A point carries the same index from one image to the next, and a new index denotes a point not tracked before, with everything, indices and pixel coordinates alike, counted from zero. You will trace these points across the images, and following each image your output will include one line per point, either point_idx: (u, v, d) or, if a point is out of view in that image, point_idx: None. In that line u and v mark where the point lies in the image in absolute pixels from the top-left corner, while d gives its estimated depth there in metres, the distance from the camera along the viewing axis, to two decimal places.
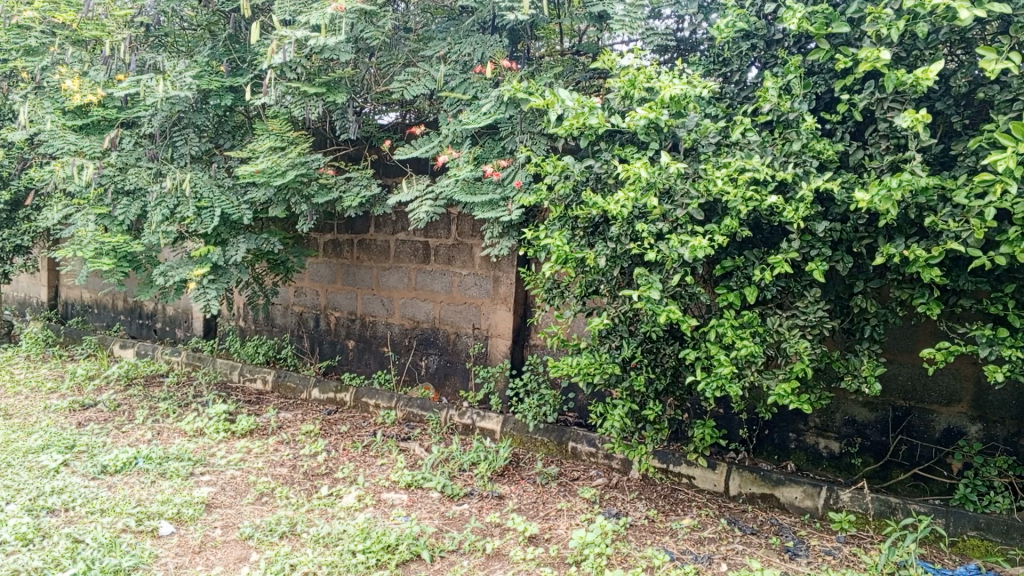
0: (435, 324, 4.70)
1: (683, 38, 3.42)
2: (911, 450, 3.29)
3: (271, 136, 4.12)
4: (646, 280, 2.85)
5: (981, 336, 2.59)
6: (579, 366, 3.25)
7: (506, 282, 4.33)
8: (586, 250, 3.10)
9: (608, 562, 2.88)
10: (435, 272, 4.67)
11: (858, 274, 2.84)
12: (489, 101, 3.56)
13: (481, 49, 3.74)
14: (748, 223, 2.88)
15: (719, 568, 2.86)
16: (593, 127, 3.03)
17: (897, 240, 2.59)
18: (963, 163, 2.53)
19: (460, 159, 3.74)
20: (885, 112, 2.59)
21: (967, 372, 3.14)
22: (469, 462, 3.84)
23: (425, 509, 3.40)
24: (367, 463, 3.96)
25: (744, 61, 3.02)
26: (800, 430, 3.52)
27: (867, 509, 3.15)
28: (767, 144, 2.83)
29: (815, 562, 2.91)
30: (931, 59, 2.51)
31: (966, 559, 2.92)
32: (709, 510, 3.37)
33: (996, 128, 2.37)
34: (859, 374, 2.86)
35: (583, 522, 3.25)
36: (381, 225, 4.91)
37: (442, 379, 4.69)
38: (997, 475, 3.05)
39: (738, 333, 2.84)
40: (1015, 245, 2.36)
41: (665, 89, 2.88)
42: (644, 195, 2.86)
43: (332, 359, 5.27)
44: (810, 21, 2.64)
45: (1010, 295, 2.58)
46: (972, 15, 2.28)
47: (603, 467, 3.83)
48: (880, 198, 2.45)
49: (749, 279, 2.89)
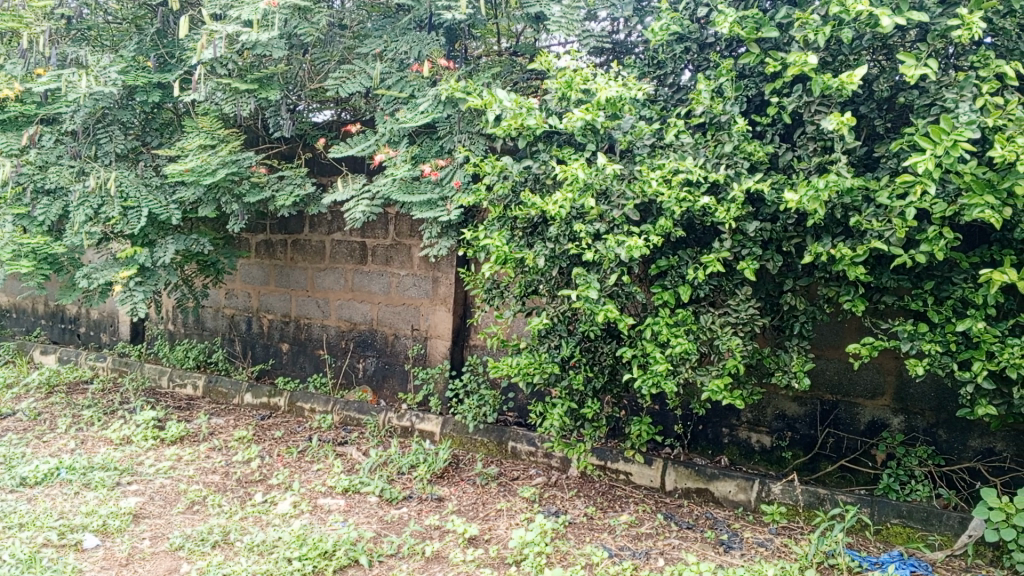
0: (373, 326, 4.63)
1: (619, 41, 3.45)
2: (838, 443, 3.40)
3: (201, 134, 4.00)
4: (584, 280, 2.87)
5: (903, 332, 2.70)
6: (518, 365, 3.25)
7: (446, 283, 4.30)
8: (525, 250, 3.10)
9: (547, 561, 2.88)
10: (372, 273, 4.61)
11: (787, 273, 2.92)
12: (426, 100, 3.55)
13: (417, 46, 3.71)
14: (682, 223, 2.93)
15: (656, 562, 2.90)
16: (530, 127, 3.03)
17: (825, 240, 2.67)
18: (886, 165, 2.63)
19: (397, 158, 3.70)
20: (812, 115, 2.67)
21: (889, 366, 3.27)
22: (408, 465, 3.80)
23: (363, 513, 3.34)
24: (303, 469, 3.88)
25: (678, 64, 3.07)
26: (733, 425, 3.61)
27: (797, 501, 3.24)
28: (700, 145, 2.89)
29: (748, 554, 2.97)
30: (855, 64, 2.60)
31: (890, 546, 3.02)
32: (646, 506, 3.41)
33: (916, 131, 2.47)
34: (789, 370, 2.94)
35: (523, 522, 3.25)
36: (315, 225, 4.82)
37: (381, 381, 4.63)
38: (918, 464, 3.20)
39: (672, 331, 2.89)
40: (933, 244, 2.46)
41: (601, 91, 2.89)
42: (582, 196, 2.87)
43: (266, 362, 5.15)
44: (741, 25, 2.69)
45: (929, 291, 2.69)
46: (892, 22, 2.36)
47: (542, 465, 3.84)
48: (808, 198, 2.52)
49: (683, 278, 2.93)
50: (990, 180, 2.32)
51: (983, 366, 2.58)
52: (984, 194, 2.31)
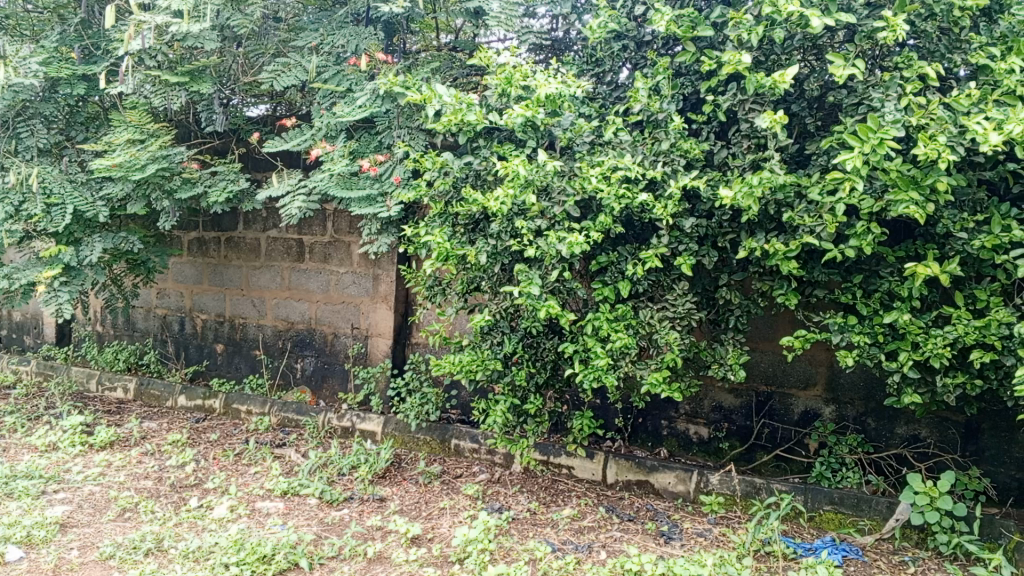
0: (312, 325, 4.55)
1: (558, 38, 3.40)
2: (773, 433, 3.49)
3: (129, 129, 3.87)
4: (526, 276, 2.87)
5: (834, 324, 2.78)
6: (461, 363, 3.21)
7: (386, 280, 4.25)
8: (467, 247, 3.09)
9: (491, 558, 2.87)
10: (310, 271, 4.53)
11: (722, 267, 2.97)
12: (364, 94, 3.49)
13: (354, 40, 3.65)
14: (621, 219, 2.96)
15: (599, 556, 2.92)
16: (471, 123, 3.00)
17: (759, 235, 2.73)
18: (817, 162, 2.70)
19: (335, 153, 3.64)
20: (746, 112, 2.72)
21: (821, 358, 3.37)
22: (349, 465, 3.74)
23: (303, 516, 3.28)
24: (239, 472, 3.79)
25: (616, 61, 3.09)
26: (672, 418, 3.67)
27: (735, 491, 3.31)
28: (638, 143, 2.92)
29: (688, 544, 3.02)
30: (786, 64, 2.66)
31: (823, 532, 3.11)
32: (588, 499, 3.44)
33: (845, 129, 2.54)
34: (724, 362, 3.00)
35: (466, 519, 3.24)
36: (250, 222, 4.71)
37: (320, 381, 4.55)
38: (848, 451, 3.30)
39: (613, 326, 2.92)
40: (861, 239, 2.54)
41: (540, 88, 2.90)
42: (523, 192, 2.86)
43: (200, 364, 5.01)
44: (677, 24, 2.73)
45: (858, 285, 2.78)
46: (822, 23, 2.43)
47: (486, 462, 3.84)
48: (742, 195, 2.58)
49: (623, 273, 2.96)
50: (914, 177, 2.40)
51: (908, 356, 2.68)
52: (908, 191, 2.40)
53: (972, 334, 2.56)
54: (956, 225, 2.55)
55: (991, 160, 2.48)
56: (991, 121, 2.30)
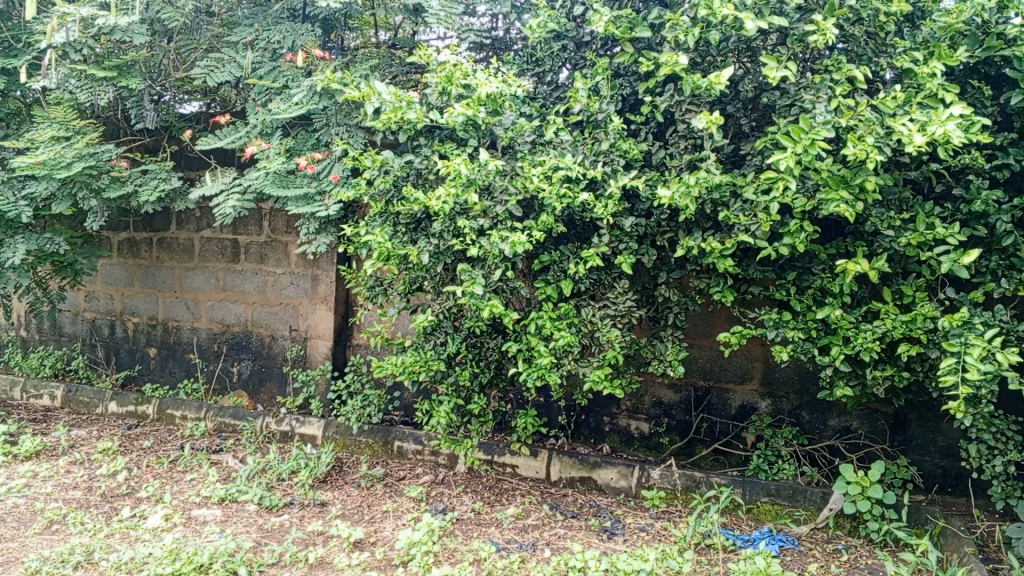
0: (248, 327, 4.44)
1: (498, 38, 3.40)
2: (711, 427, 3.57)
3: (54, 125, 3.71)
4: (469, 276, 2.85)
5: (769, 320, 2.85)
6: (404, 364, 3.17)
7: (325, 281, 4.18)
8: (408, 247, 3.06)
9: (435, 560, 2.85)
10: (246, 272, 4.42)
11: (661, 266, 3.02)
12: (300, 91, 3.42)
13: (291, 36, 3.57)
14: (563, 219, 2.97)
15: (542, 554, 2.92)
16: (411, 121, 2.96)
17: (696, 234, 2.77)
18: (751, 162, 2.75)
19: (270, 151, 3.56)
20: (683, 113, 2.76)
21: (756, 353, 3.46)
22: (288, 471, 3.66)
23: (241, 523, 3.20)
24: (174, 479, 3.67)
25: (556, 62, 3.10)
26: (613, 414, 3.71)
27: (675, 485, 3.37)
28: (578, 143, 2.93)
29: (630, 539, 3.05)
30: (721, 66, 2.71)
31: (760, 523, 3.17)
32: (532, 497, 3.44)
33: (778, 130, 2.60)
34: (664, 359, 3.05)
35: (409, 522, 3.20)
36: (183, 222, 4.57)
37: (257, 385, 4.46)
38: (784, 444, 3.39)
39: (555, 325, 2.93)
40: (795, 237, 2.60)
41: (481, 86, 2.88)
42: (464, 191, 2.84)
43: (131, 369, 4.84)
44: (615, 24, 2.75)
45: (792, 282, 2.84)
46: (756, 26, 2.48)
47: (430, 463, 3.81)
48: (680, 194, 2.62)
49: (565, 272, 2.97)
50: (844, 176, 2.47)
51: (840, 351, 2.76)
52: (839, 190, 2.46)
53: (899, 328, 2.66)
54: (884, 224, 2.64)
55: (916, 160, 2.57)
56: (915, 122, 2.38)
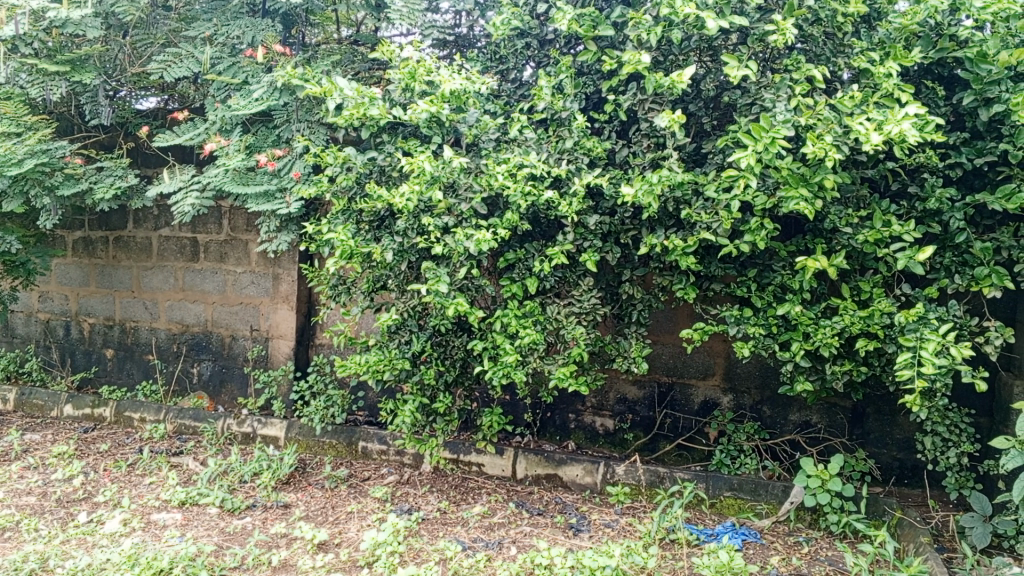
0: (208, 327, 4.37)
1: (461, 34, 3.36)
2: (675, 423, 3.61)
3: (3, 120, 3.60)
4: (434, 274, 2.84)
5: (730, 316, 2.88)
6: (367, 363, 3.14)
7: (287, 280, 4.12)
8: (372, 244, 3.02)
9: (400, 560, 2.83)
10: (205, 271, 4.34)
11: (625, 263, 3.03)
12: (260, 86, 3.37)
13: (251, 32, 3.53)
14: (528, 216, 2.96)
15: (509, 552, 2.92)
16: (373, 118, 2.93)
17: (659, 231, 2.79)
18: (713, 160, 2.78)
19: (230, 148, 3.50)
20: (646, 112, 2.78)
21: (718, 349, 3.51)
22: (250, 473, 3.60)
23: (202, 526, 3.14)
24: (132, 483, 3.59)
25: (519, 59, 3.09)
26: (579, 411, 3.73)
27: (640, 480, 3.39)
28: (543, 141, 2.92)
29: (595, 536, 3.06)
30: (683, 65, 2.72)
31: (723, 517, 3.21)
32: (498, 496, 3.44)
33: (739, 129, 2.62)
34: (628, 356, 3.06)
35: (374, 523, 3.18)
36: (140, 221, 4.48)
37: (218, 386, 4.39)
38: (746, 439, 3.44)
39: (521, 322, 2.93)
40: (755, 235, 2.63)
41: (444, 83, 2.86)
42: (429, 188, 2.83)
43: (87, 371, 4.73)
44: (578, 22, 2.76)
45: (753, 279, 2.88)
46: (717, 25, 2.50)
47: (395, 463, 3.78)
48: (643, 192, 2.63)
49: (530, 270, 2.97)
50: (803, 175, 2.51)
51: (800, 346, 2.81)
52: (799, 188, 2.50)
53: (857, 324, 2.71)
54: (842, 221, 2.68)
55: (873, 159, 2.62)
56: (872, 121, 2.42)
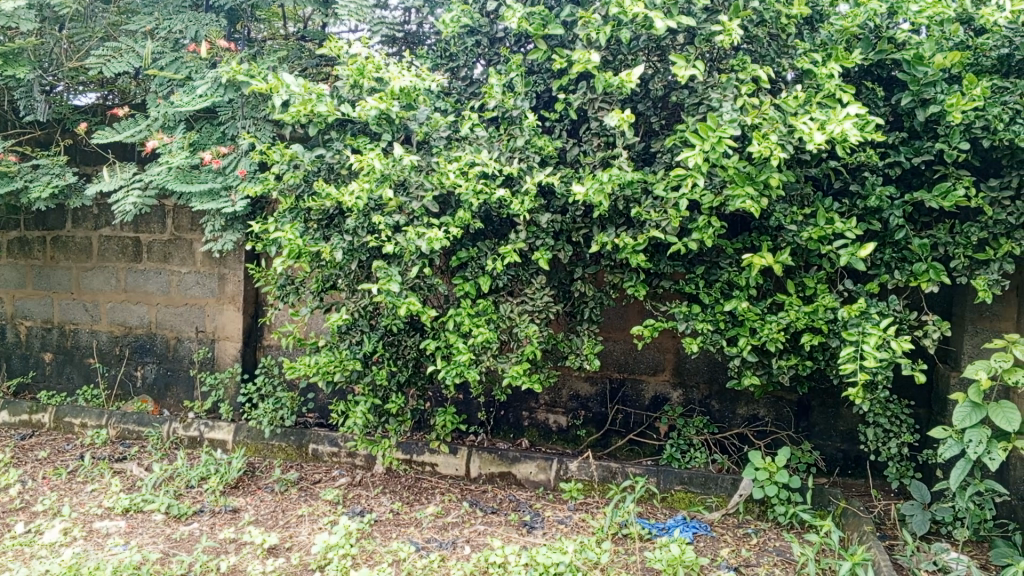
0: (152, 329, 4.26)
1: (411, 32, 3.31)
2: (626, 418, 3.65)
3: None
4: (385, 273, 2.81)
5: (680, 313, 2.92)
6: (317, 365, 3.10)
7: (233, 281, 4.04)
8: (320, 243, 2.97)
9: (353, 563, 2.79)
10: (149, 272, 4.23)
11: (577, 261, 3.04)
12: (204, 82, 3.29)
13: (194, 26, 3.45)
14: (480, 215, 2.95)
15: (463, 551, 2.91)
16: (321, 114, 2.89)
17: (609, 230, 2.81)
18: (662, 160, 2.81)
19: (173, 145, 3.42)
20: (596, 111, 2.80)
21: (668, 345, 3.56)
22: (197, 477, 3.52)
23: (147, 534, 3.05)
24: (73, 491, 3.47)
25: (470, 57, 3.08)
26: (532, 408, 3.74)
27: (593, 476, 3.42)
28: (494, 139, 2.91)
29: (549, 532, 3.07)
30: (632, 64, 2.74)
31: (674, 511, 3.24)
32: (452, 495, 3.43)
33: (687, 128, 2.65)
34: (580, 353, 3.08)
35: (326, 526, 3.13)
36: (80, 220, 4.34)
37: (162, 389, 4.28)
38: (695, 433, 3.49)
39: (473, 321, 2.92)
40: (703, 233, 2.67)
41: (394, 80, 2.83)
42: (379, 186, 2.80)
43: (24, 376, 4.56)
44: (528, 21, 2.76)
45: (701, 275, 2.92)
46: (665, 25, 2.53)
47: (346, 465, 3.74)
48: (594, 190, 2.64)
49: (482, 268, 2.96)
50: (749, 173, 2.55)
51: (747, 341, 2.86)
52: (745, 186, 2.54)
53: (802, 319, 2.77)
54: (787, 219, 2.73)
55: (816, 158, 2.68)
56: (815, 121, 2.48)
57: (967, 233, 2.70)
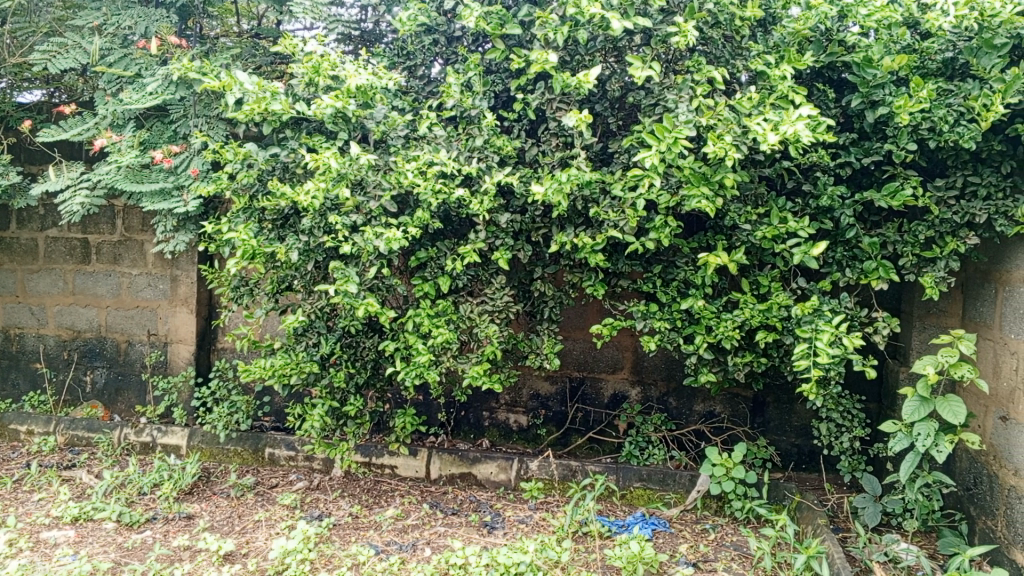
0: (101, 333, 4.16)
1: (367, 30, 3.27)
2: (586, 416, 3.67)
3: None
4: (343, 273, 2.78)
5: (638, 312, 2.94)
6: (273, 367, 3.05)
7: (186, 282, 3.96)
8: (276, 244, 2.93)
9: (312, 567, 2.76)
10: (98, 273, 4.12)
11: (536, 261, 3.05)
12: (154, 80, 3.22)
13: (144, 22, 3.37)
14: (439, 215, 2.93)
15: (423, 553, 2.89)
16: (276, 113, 2.84)
17: (568, 230, 2.82)
18: (619, 160, 2.83)
19: (121, 144, 3.34)
20: (554, 111, 2.81)
21: (627, 344, 3.59)
22: (150, 484, 3.44)
23: (97, 543, 2.97)
24: (19, 501, 3.36)
25: (427, 56, 3.06)
26: (492, 408, 3.74)
27: (553, 475, 3.43)
28: (452, 138, 2.90)
29: (509, 532, 3.07)
30: (590, 64, 2.76)
31: (633, 508, 3.27)
32: (412, 497, 3.40)
33: (644, 129, 2.68)
34: (540, 352, 3.09)
35: (284, 531, 3.09)
36: (24, 220, 4.19)
37: (113, 395, 4.18)
38: (654, 430, 3.52)
39: (433, 322, 2.90)
40: (660, 232, 2.69)
41: (350, 78, 2.80)
42: (335, 186, 2.77)
43: None
44: (486, 20, 2.75)
45: (658, 275, 2.95)
46: (622, 26, 2.55)
47: (303, 469, 3.69)
48: (553, 190, 2.65)
49: (442, 269, 2.95)
50: (705, 174, 2.58)
51: (704, 339, 2.90)
52: (700, 186, 2.57)
53: (756, 317, 2.81)
54: (742, 218, 2.78)
55: (769, 159, 2.72)
56: (769, 122, 2.52)
57: (915, 231, 2.77)
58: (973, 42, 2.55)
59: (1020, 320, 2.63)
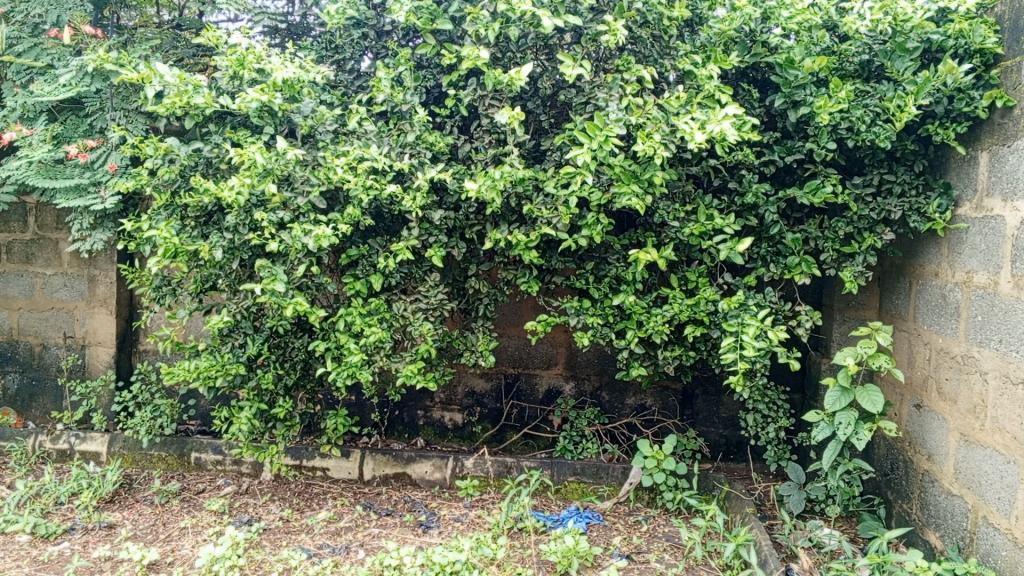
0: (14, 336, 3.96)
1: (294, 23, 3.19)
2: (521, 413, 3.68)
3: None
4: (270, 272, 2.71)
5: (571, 308, 2.96)
6: (197, 370, 2.94)
7: (104, 282, 3.80)
8: (199, 242, 2.83)
9: (241, 574, 2.68)
10: (8, 274, 3.92)
11: (470, 258, 3.03)
12: (67, 71, 3.08)
13: (55, 10, 3.22)
14: (371, 212, 2.89)
15: (356, 555, 2.85)
16: (198, 107, 2.75)
17: (502, 227, 2.81)
18: (552, 158, 2.84)
19: (33, 137, 3.19)
20: (486, 108, 2.80)
21: (560, 339, 3.61)
22: (67, 493, 3.28)
23: (10, 557, 2.82)
24: None
25: (356, 50, 3.00)
26: (427, 407, 3.72)
27: (488, 472, 3.43)
28: (383, 134, 2.85)
29: (444, 531, 3.06)
30: (521, 61, 2.75)
31: (568, 502, 3.30)
32: (345, 499, 3.35)
33: (575, 127, 2.69)
34: (475, 350, 3.08)
35: (211, 537, 3.00)
36: None
37: (26, 401, 3.99)
38: (587, 424, 3.55)
39: (365, 321, 2.86)
40: (592, 228, 2.72)
41: (276, 72, 2.74)
42: (261, 181, 2.70)
43: None
44: (416, 15, 2.71)
45: (591, 271, 2.97)
46: (552, 23, 2.56)
47: (232, 474, 3.60)
48: (486, 187, 2.64)
49: (374, 266, 2.91)
50: (634, 171, 2.61)
51: (635, 334, 2.94)
52: (631, 184, 2.60)
53: (685, 312, 2.87)
54: (670, 215, 2.82)
55: (697, 157, 2.77)
56: (696, 121, 2.57)
57: (835, 227, 2.87)
58: (887, 46, 2.65)
59: (932, 311, 2.75)
